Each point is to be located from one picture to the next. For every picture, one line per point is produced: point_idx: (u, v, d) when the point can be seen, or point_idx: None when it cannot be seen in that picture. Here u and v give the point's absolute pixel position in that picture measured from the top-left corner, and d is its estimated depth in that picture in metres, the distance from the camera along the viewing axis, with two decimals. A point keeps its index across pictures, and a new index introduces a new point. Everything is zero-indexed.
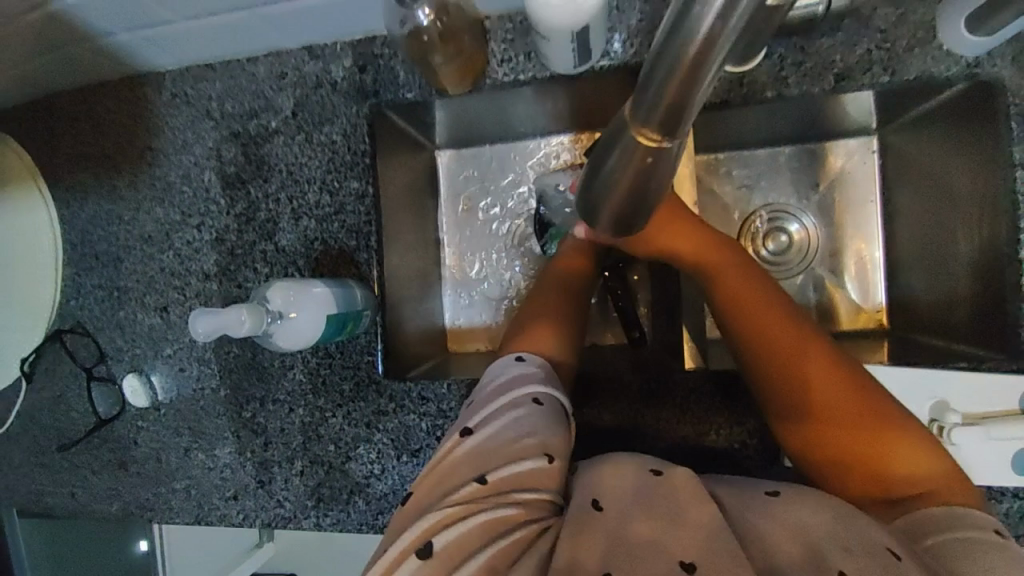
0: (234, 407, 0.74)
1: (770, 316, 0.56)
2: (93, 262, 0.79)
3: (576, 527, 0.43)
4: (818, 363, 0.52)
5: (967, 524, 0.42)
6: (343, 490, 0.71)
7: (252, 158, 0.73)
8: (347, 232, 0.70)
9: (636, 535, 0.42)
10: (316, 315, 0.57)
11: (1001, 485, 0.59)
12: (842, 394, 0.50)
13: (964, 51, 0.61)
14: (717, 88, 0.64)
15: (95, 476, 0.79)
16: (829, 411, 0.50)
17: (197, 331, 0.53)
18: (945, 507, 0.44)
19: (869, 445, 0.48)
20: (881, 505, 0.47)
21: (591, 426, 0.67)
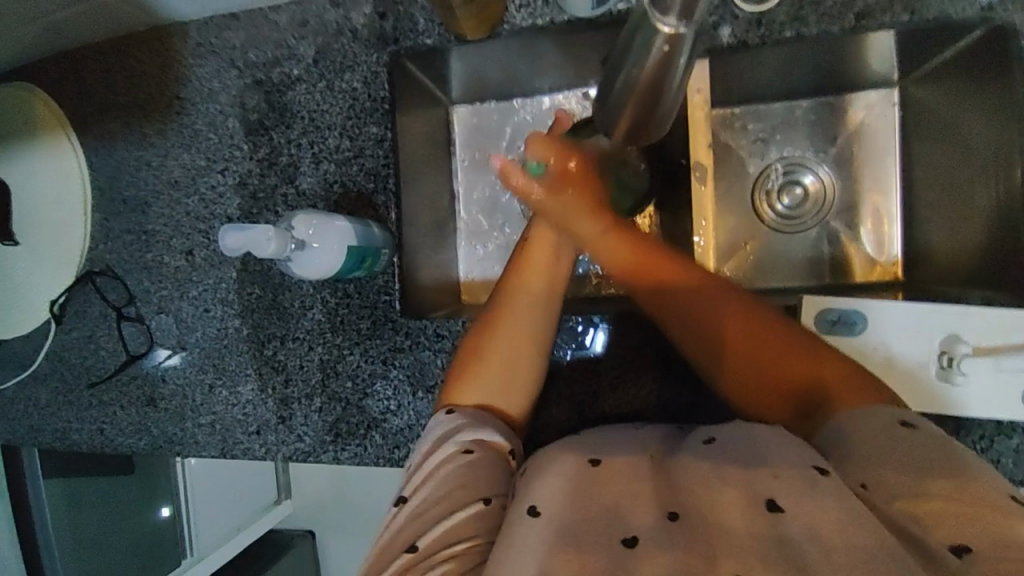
0: (256, 346, 0.77)
1: (671, 268, 0.57)
2: (121, 207, 0.82)
3: (555, 484, 0.46)
4: (731, 301, 0.53)
5: (889, 421, 0.44)
6: (360, 426, 0.74)
7: (274, 104, 0.74)
8: (366, 176, 0.72)
9: (605, 484, 0.46)
10: (337, 245, 0.60)
11: (1010, 418, 0.60)
12: (747, 325, 0.52)
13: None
14: (735, 31, 0.64)
15: (124, 411, 0.83)
16: (746, 342, 0.51)
17: (226, 245, 0.55)
18: (858, 411, 0.45)
19: (786, 365, 0.49)
20: (799, 423, 0.48)
21: (601, 365, 0.68)
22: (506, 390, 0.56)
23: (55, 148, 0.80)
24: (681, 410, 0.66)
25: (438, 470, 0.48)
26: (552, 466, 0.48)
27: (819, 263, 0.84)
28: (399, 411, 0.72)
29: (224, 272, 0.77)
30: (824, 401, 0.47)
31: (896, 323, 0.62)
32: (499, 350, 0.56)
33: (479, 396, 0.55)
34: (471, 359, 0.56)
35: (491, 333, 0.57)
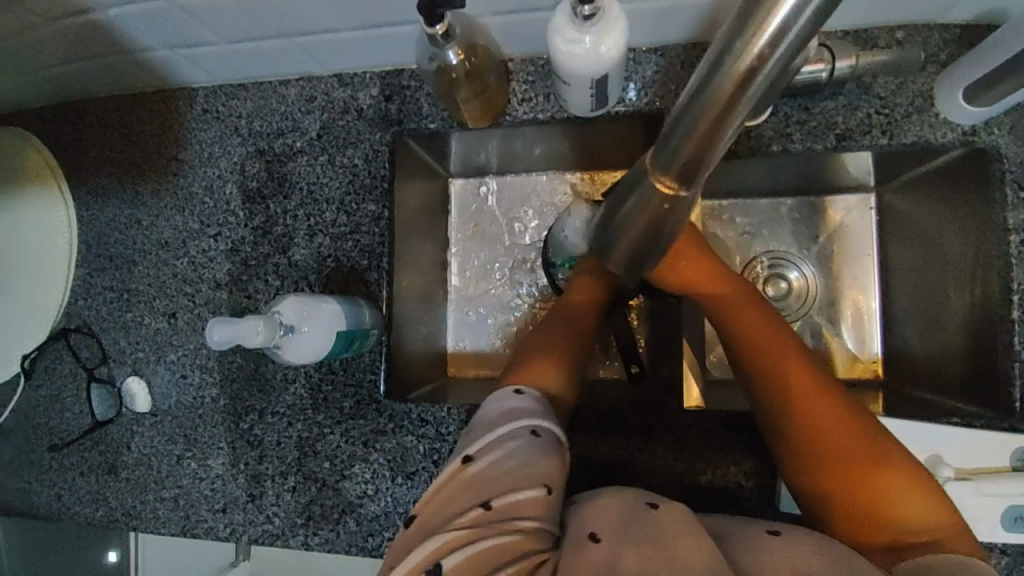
0: (233, 417, 0.74)
1: (790, 368, 0.56)
2: (106, 264, 0.80)
3: (609, 517, 0.45)
4: (837, 413, 0.52)
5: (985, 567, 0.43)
6: (334, 509, 0.70)
7: (274, 175, 0.75)
8: (360, 252, 0.72)
9: (664, 527, 0.44)
10: (326, 331, 0.59)
11: (995, 542, 0.59)
12: (848, 433, 0.51)
13: (960, 119, 0.65)
14: None
15: (82, 478, 0.78)
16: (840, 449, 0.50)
17: (212, 339, 0.53)
18: (952, 555, 0.44)
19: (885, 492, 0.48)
20: (884, 550, 0.47)
21: (587, 458, 0.67)
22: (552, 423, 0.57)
23: (46, 198, 0.80)
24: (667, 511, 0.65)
25: (506, 438, 0.48)
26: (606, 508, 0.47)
27: None
28: (376, 496, 0.70)
29: (206, 338, 0.76)
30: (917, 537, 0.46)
31: None
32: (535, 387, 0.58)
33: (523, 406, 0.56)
34: (525, 360, 0.61)
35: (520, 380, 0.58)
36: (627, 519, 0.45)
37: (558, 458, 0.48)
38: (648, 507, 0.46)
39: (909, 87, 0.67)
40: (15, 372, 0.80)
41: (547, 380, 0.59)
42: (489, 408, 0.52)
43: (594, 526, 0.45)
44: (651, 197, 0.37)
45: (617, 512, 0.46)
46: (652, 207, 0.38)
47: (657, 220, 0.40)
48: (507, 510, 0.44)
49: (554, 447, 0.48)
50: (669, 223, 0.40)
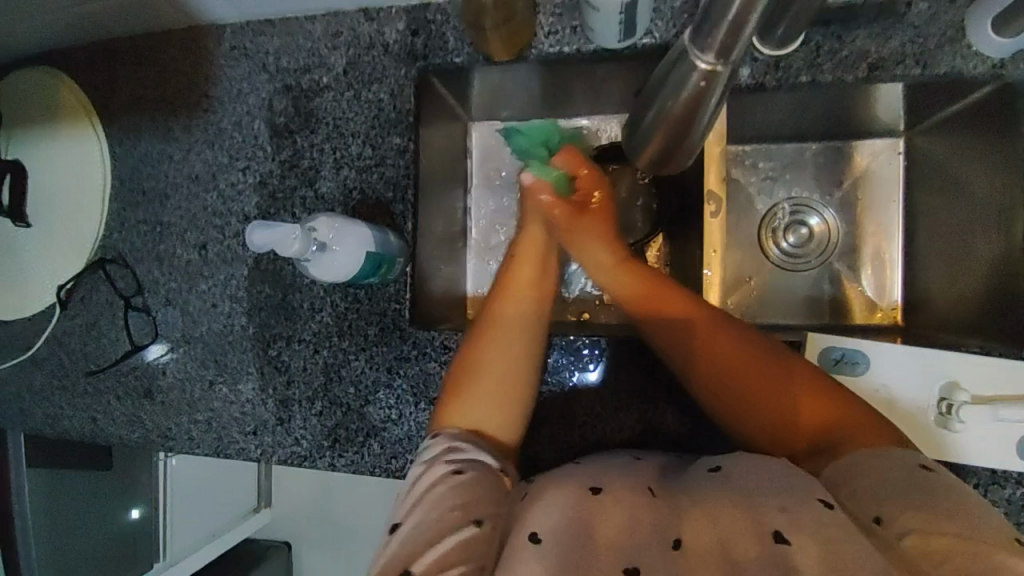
0: (262, 344, 0.77)
1: (660, 298, 0.61)
2: (140, 198, 0.83)
3: (555, 512, 0.48)
4: (721, 340, 0.55)
5: (906, 470, 0.46)
6: (359, 433, 0.73)
7: (301, 110, 0.76)
8: (385, 185, 0.73)
9: (607, 513, 0.48)
10: (357, 249, 0.60)
11: (1005, 469, 0.60)
12: (761, 359, 0.54)
13: (993, 52, 0.64)
14: (754, 72, 0.67)
15: (120, 402, 0.82)
16: (757, 376, 0.53)
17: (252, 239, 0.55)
18: (873, 454, 0.48)
19: (807, 407, 0.52)
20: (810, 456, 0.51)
21: (606, 387, 0.68)
22: (501, 417, 0.57)
23: (80, 136, 0.82)
24: (681, 437, 0.66)
25: (429, 497, 0.50)
26: (553, 494, 0.50)
27: (820, 302, 0.86)
28: (399, 419, 0.72)
29: (235, 269, 0.78)
30: (854, 434, 0.50)
31: (898, 365, 0.63)
32: (491, 366, 0.58)
33: (472, 414, 0.57)
34: (468, 386, 0.57)
35: (466, 390, 0.57)
36: (575, 518, 0.47)
37: (487, 488, 0.50)
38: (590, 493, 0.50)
39: (943, 19, 0.66)
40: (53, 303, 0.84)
41: (477, 417, 0.56)
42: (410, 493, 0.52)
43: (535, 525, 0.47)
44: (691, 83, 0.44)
45: (564, 504, 0.48)
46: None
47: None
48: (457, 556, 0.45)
49: (481, 488, 0.50)
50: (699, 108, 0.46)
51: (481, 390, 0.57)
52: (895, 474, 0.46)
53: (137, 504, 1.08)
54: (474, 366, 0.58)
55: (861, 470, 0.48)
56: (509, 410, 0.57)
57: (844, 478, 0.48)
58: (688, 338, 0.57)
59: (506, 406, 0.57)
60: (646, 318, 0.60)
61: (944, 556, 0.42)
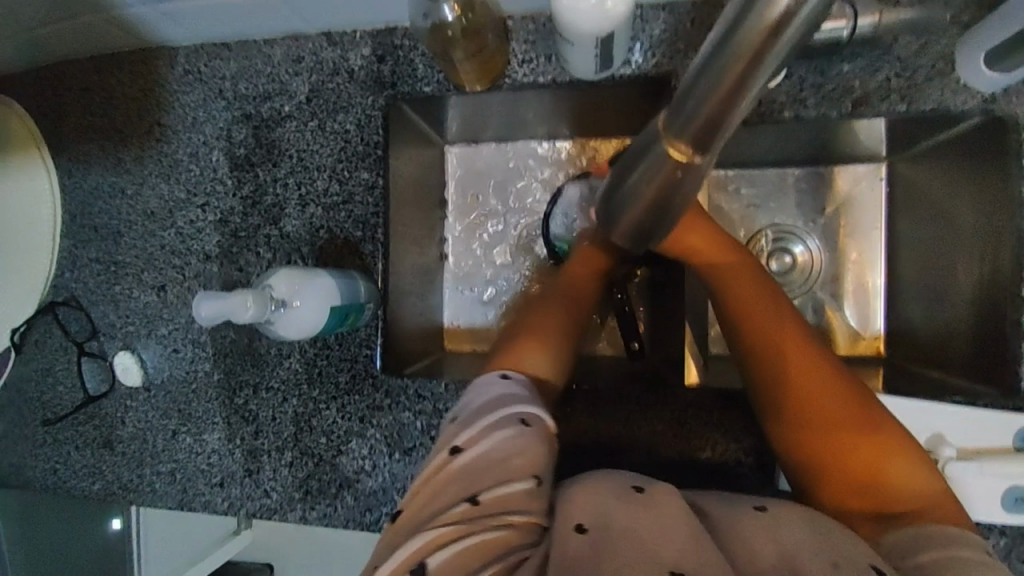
0: (226, 392, 0.73)
1: (782, 338, 0.56)
2: (92, 235, 0.77)
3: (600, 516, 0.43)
4: (837, 396, 0.51)
5: (968, 543, 0.43)
6: (332, 484, 0.70)
7: (262, 141, 0.72)
8: (354, 223, 0.69)
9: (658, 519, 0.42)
10: (318, 306, 0.56)
11: (993, 521, 0.60)
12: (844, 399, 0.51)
13: (983, 87, 0.63)
14: None
15: (78, 452, 0.78)
16: (854, 415, 0.50)
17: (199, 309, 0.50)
18: (936, 527, 0.44)
19: (883, 471, 0.48)
20: (869, 518, 0.48)
21: (591, 434, 0.67)
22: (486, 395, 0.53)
23: (28, 168, 0.77)
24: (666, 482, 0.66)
25: (495, 429, 0.45)
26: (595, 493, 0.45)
27: None
28: (372, 470, 0.69)
29: None
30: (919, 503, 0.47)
31: None
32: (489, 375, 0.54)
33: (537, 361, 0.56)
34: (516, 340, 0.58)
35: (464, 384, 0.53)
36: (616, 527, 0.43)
37: (543, 446, 0.45)
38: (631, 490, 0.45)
39: (930, 51, 0.64)
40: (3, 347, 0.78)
41: (534, 363, 0.56)
42: (455, 420, 0.47)
43: (581, 516, 0.42)
44: (662, 173, 0.37)
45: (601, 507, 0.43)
46: (663, 176, 0.37)
47: (667, 194, 0.39)
48: (496, 504, 0.42)
49: (541, 439, 0.45)
50: (679, 197, 0.39)
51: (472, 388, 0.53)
52: (942, 541, 0.43)
53: None
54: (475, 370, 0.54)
55: (928, 538, 0.44)
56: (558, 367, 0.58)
57: (902, 548, 0.44)
58: (773, 352, 0.55)
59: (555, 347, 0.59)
60: (757, 354, 0.56)
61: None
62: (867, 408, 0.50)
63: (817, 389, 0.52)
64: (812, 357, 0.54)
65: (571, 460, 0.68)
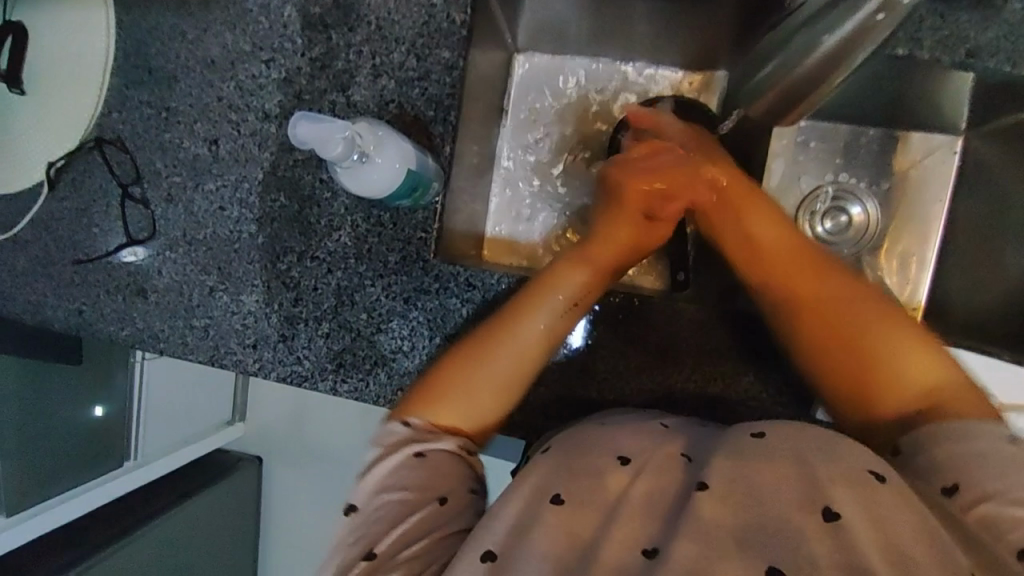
0: (270, 256, 0.72)
1: (795, 269, 0.57)
2: (144, 76, 0.74)
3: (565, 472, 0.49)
4: (854, 326, 0.52)
5: (975, 439, 0.47)
6: (367, 360, 0.71)
7: (340, 2, 0.68)
8: (426, 102, 0.67)
9: (615, 477, 0.48)
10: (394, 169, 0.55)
11: None
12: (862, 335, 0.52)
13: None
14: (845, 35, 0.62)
15: (109, 297, 0.77)
16: (875, 352, 0.51)
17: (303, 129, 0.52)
18: (963, 420, 0.48)
19: (895, 379, 0.51)
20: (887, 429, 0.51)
21: (632, 346, 0.66)
22: (470, 404, 0.54)
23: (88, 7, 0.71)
24: (700, 403, 0.65)
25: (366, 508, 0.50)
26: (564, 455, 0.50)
27: None
28: (410, 351, 0.70)
29: (249, 170, 0.72)
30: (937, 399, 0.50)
31: None
32: (514, 337, 0.55)
33: (455, 413, 0.54)
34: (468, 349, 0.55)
35: (490, 346, 0.55)
36: (580, 472, 0.48)
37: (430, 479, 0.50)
38: (615, 462, 0.49)
39: None
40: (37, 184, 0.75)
41: (461, 392, 0.54)
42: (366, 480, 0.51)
43: (558, 486, 0.48)
44: None
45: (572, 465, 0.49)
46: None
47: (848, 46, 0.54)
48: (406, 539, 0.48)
49: (450, 465, 0.52)
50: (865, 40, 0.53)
51: (469, 396, 0.54)
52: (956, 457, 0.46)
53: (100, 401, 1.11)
54: (491, 340, 0.55)
55: (945, 439, 0.47)
56: (496, 402, 0.54)
57: (917, 446, 0.48)
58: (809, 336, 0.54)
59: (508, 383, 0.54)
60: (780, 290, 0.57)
61: (1010, 528, 0.42)
62: (881, 324, 0.52)
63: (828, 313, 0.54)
64: (837, 289, 0.55)
65: (609, 366, 0.67)
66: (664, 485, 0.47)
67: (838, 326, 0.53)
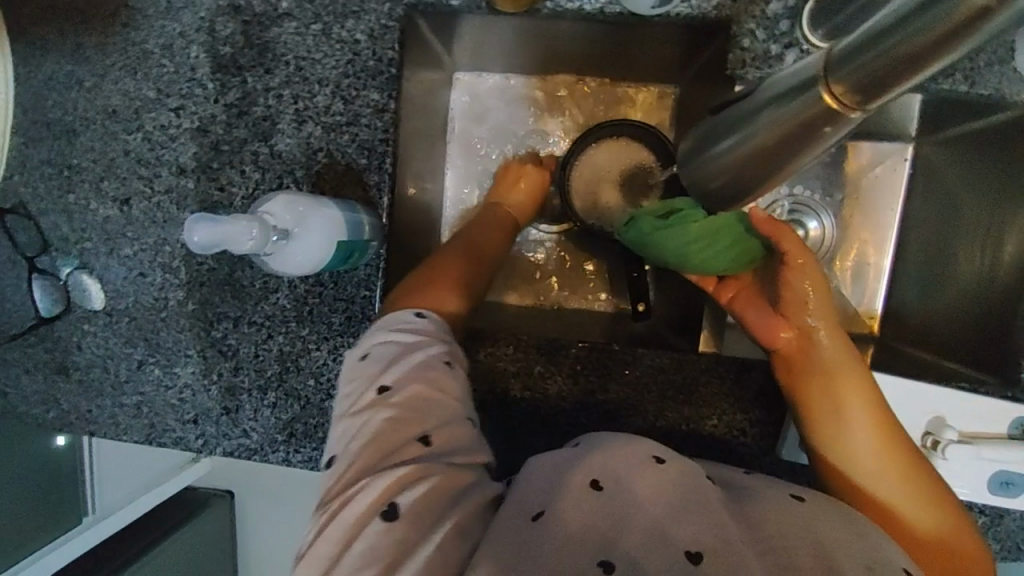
0: (202, 324, 0.66)
1: (845, 392, 0.52)
2: (41, 132, 0.66)
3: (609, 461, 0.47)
4: (881, 453, 0.49)
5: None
6: (319, 428, 0.67)
7: (253, 41, 0.61)
8: (358, 148, 0.61)
9: (656, 479, 0.45)
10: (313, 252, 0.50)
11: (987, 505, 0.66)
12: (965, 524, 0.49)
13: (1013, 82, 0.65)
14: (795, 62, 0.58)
15: (27, 377, 0.70)
16: (895, 481, 0.48)
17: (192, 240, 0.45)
18: None
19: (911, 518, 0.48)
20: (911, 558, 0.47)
21: (594, 396, 0.64)
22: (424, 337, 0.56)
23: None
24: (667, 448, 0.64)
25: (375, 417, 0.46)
26: (613, 446, 0.48)
27: None
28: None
29: (168, 232, 0.65)
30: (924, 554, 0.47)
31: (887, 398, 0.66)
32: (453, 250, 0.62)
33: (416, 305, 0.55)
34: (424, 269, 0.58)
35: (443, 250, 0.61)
36: (630, 464, 0.46)
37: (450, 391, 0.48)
38: (654, 460, 0.47)
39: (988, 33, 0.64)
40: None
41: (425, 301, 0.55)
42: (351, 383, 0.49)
43: (598, 471, 0.46)
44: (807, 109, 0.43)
45: (617, 454, 0.47)
46: (807, 122, 0.43)
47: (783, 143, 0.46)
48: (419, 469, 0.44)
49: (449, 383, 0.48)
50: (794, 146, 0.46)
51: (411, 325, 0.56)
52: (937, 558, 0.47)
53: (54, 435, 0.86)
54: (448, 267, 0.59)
55: None
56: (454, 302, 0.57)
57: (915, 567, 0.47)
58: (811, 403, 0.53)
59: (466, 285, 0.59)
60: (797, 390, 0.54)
61: None
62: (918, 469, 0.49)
63: (862, 434, 0.50)
64: (871, 416, 0.50)
65: (573, 418, 0.64)
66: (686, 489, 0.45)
67: (860, 449, 0.50)
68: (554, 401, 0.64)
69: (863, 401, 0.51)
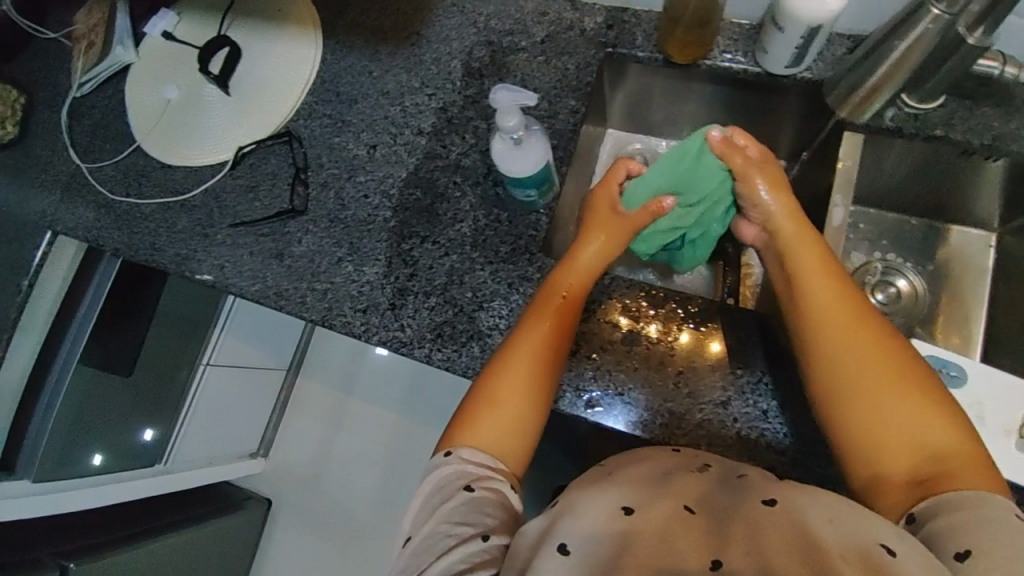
0: (397, 237, 0.86)
1: (859, 375, 0.61)
2: (333, 98, 0.95)
3: (580, 532, 0.55)
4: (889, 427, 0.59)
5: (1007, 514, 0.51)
6: (464, 333, 0.80)
7: (496, 61, 0.90)
8: (552, 134, 0.85)
9: (630, 532, 0.54)
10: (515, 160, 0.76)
11: None
12: (973, 470, 0.56)
13: None
14: (896, 117, 0.79)
15: (251, 257, 0.90)
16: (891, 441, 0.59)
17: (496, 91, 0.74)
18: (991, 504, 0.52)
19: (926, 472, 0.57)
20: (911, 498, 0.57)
21: (709, 346, 0.77)
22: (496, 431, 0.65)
23: (302, 56, 0.96)
24: (771, 399, 0.75)
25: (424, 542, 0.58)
26: (580, 513, 0.57)
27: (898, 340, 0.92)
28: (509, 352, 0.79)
29: (395, 170, 0.89)
30: (896, 490, 0.58)
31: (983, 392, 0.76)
32: (508, 370, 0.68)
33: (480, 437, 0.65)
34: (473, 396, 0.67)
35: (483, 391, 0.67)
36: (604, 528, 0.55)
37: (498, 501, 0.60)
38: (621, 513, 0.56)
39: None
40: (214, 165, 0.95)
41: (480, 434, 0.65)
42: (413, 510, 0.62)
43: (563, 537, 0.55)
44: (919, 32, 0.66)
45: (593, 520, 0.56)
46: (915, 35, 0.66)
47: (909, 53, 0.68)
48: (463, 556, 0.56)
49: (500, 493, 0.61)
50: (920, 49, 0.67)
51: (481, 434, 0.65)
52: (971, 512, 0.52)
53: (161, 402, 1.34)
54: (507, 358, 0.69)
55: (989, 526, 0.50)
56: (507, 436, 0.65)
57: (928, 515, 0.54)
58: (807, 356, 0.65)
59: (511, 414, 0.66)
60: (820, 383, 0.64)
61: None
62: (930, 433, 0.58)
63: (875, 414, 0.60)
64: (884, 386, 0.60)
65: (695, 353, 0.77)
66: (664, 536, 0.54)
67: (873, 424, 0.60)
68: (669, 378, 0.76)
69: (881, 387, 0.60)
